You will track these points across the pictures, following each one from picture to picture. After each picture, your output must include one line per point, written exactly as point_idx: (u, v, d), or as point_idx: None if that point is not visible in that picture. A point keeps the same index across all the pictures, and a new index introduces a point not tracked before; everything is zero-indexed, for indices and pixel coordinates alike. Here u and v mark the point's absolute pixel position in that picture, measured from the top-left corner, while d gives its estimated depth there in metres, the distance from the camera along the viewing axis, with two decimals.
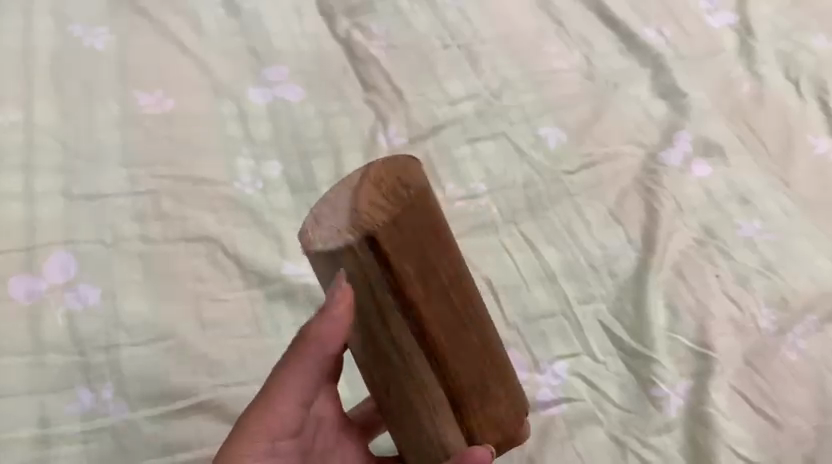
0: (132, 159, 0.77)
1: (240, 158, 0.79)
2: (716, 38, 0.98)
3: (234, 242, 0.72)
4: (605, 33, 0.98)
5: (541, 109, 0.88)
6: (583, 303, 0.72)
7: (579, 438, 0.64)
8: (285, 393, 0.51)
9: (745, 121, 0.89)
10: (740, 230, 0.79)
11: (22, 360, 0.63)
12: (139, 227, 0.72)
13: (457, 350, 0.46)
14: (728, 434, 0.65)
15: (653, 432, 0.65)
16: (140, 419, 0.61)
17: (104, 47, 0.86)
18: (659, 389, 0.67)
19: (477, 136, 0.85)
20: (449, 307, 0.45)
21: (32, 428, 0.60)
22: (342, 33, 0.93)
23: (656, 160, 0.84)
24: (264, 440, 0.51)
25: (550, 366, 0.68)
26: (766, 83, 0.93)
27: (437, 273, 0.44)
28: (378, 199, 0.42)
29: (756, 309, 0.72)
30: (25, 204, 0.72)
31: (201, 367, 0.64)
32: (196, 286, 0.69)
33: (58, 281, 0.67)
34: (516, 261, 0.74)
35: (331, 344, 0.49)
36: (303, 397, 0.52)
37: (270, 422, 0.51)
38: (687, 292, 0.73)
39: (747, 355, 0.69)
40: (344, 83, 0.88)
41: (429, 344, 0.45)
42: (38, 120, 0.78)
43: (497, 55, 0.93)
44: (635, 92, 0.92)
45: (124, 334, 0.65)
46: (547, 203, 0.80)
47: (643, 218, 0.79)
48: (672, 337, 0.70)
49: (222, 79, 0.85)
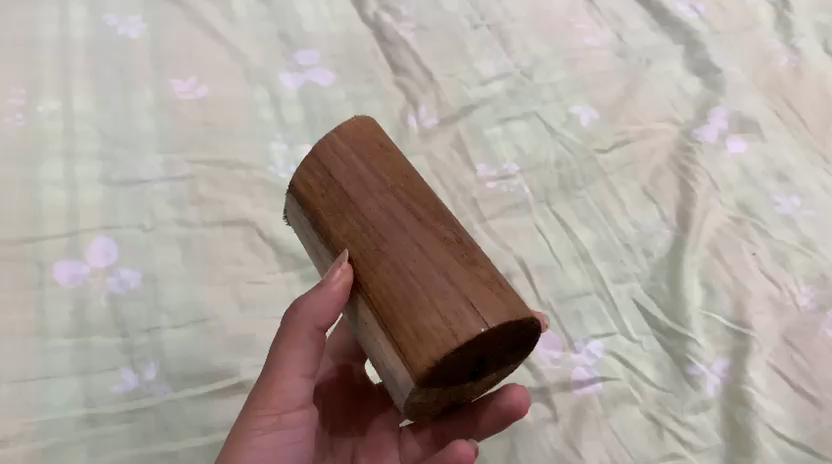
0: (168, 146, 0.78)
1: (273, 143, 0.80)
2: (752, 11, 0.97)
3: (270, 225, 0.73)
4: (637, 10, 0.97)
5: (573, 87, 0.88)
6: (619, 283, 0.72)
7: (615, 418, 0.64)
8: (286, 367, 0.52)
9: (783, 95, 0.88)
10: (779, 207, 0.78)
11: (67, 342, 0.64)
12: (177, 212, 0.73)
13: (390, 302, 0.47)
14: (767, 412, 0.64)
15: (689, 411, 0.64)
16: (184, 400, 0.63)
17: (138, 36, 0.87)
18: (695, 368, 0.66)
19: (508, 116, 0.84)
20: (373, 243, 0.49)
21: (80, 407, 0.61)
22: (372, 16, 0.93)
23: (691, 137, 0.83)
24: (272, 413, 0.52)
25: (585, 346, 0.68)
26: (804, 56, 0.92)
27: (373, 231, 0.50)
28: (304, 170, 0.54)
29: (795, 288, 0.71)
30: (66, 190, 0.73)
31: (241, 348, 0.66)
32: (234, 269, 0.70)
33: (100, 266, 0.69)
34: (549, 241, 0.74)
35: (323, 320, 0.52)
36: (304, 371, 0.53)
37: (277, 396, 0.52)
38: (723, 270, 0.72)
39: (786, 334, 0.68)
40: (374, 67, 0.88)
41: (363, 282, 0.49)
42: (77, 109, 0.80)
43: (527, 34, 0.93)
44: (668, 69, 0.90)
45: (166, 317, 0.66)
46: (580, 182, 0.79)
47: (678, 196, 0.78)
48: (708, 316, 0.69)
49: (254, 64, 0.86)
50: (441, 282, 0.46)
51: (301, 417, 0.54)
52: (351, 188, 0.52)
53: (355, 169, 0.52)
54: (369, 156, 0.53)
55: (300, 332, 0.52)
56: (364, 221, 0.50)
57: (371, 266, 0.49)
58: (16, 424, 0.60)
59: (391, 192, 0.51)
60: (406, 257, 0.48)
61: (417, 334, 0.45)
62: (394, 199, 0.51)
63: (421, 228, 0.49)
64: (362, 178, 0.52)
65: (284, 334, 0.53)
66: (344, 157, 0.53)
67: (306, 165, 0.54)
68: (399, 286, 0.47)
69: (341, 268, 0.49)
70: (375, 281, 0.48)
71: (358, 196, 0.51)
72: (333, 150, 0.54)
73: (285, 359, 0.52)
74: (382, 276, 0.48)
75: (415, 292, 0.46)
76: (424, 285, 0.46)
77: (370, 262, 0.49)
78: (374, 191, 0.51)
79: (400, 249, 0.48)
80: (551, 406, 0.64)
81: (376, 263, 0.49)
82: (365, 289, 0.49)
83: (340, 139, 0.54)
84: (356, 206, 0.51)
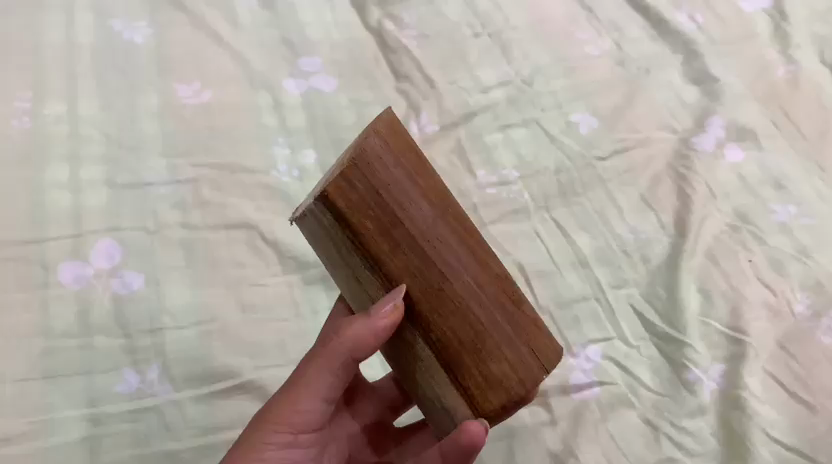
0: (172, 150, 0.79)
1: (276, 147, 0.81)
2: (750, 22, 0.98)
3: (272, 229, 0.74)
4: (636, 20, 0.98)
5: (572, 95, 0.89)
6: (617, 288, 0.72)
7: (613, 422, 0.64)
8: (309, 388, 0.53)
9: (780, 105, 0.89)
10: (775, 215, 0.79)
11: (70, 342, 0.65)
12: (180, 215, 0.74)
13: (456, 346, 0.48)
14: (763, 417, 0.65)
15: (686, 416, 0.65)
16: (185, 401, 0.63)
17: (143, 40, 0.88)
18: (692, 374, 0.67)
19: (509, 123, 0.85)
20: (435, 284, 0.48)
21: (83, 407, 0.62)
22: (374, 23, 0.94)
23: (689, 145, 0.84)
24: (286, 431, 0.53)
25: (583, 350, 0.68)
26: (801, 66, 0.93)
27: (434, 271, 0.48)
28: (343, 183, 0.47)
29: (791, 295, 0.72)
30: (71, 193, 0.74)
31: (243, 350, 0.66)
32: (236, 272, 0.71)
33: (104, 267, 0.69)
34: (548, 247, 0.75)
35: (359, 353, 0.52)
36: (327, 394, 0.54)
37: (294, 415, 0.53)
38: (720, 277, 0.73)
39: (783, 340, 0.69)
40: (376, 73, 0.89)
41: (422, 319, 0.49)
42: (82, 113, 0.81)
43: (528, 42, 0.94)
44: (667, 78, 0.91)
45: (168, 318, 0.67)
46: (579, 189, 0.80)
47: (676, 203, 0.79)
48: (705, 322, 0.70)
49: (258, 70, 0.87)
50: (509, 326, 0.48)
51: (310, 438, 0.56)
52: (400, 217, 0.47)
53: (402, 194, 0.47)
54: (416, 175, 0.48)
55: (331, 359, 0.53)
56: (421, 258, 0.48)
57: (432, 305, 0.48)
58: (20, 423, 0.61)
59: (445, 223, 0.48)
60: (469, 298, 0.48)
61: (487, 379, 0.48)
62: (450, 232, 0.48)
63: (480, 266, 0.49)
64: (415, 206, 0.48)
65: (315, 354, 0.53)
66: (389, 175, 0.47)
67: (347, 180, 0.47)
68: (468, 331, 0.48)
69: (395, 304, 0.48)
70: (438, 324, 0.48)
71: (414, 228, 0.48)
72: (372, 163, 0.47)
73: (311, 379, 0.53)
74: (446, 318, 0.48)
75: (482, 337, 0.48)
76: (489, 330, 0.48)
77: (431, 304, 0.48)
78: (427, 220, 0.48)
79: (465, 292, 0.48)
80: (550, 410, 0.65)
81: (439, 304, 0.48)
82: (425, 328, 0.49)
83: (380, 149, 0.47)
84: (410, 239, 0.48)
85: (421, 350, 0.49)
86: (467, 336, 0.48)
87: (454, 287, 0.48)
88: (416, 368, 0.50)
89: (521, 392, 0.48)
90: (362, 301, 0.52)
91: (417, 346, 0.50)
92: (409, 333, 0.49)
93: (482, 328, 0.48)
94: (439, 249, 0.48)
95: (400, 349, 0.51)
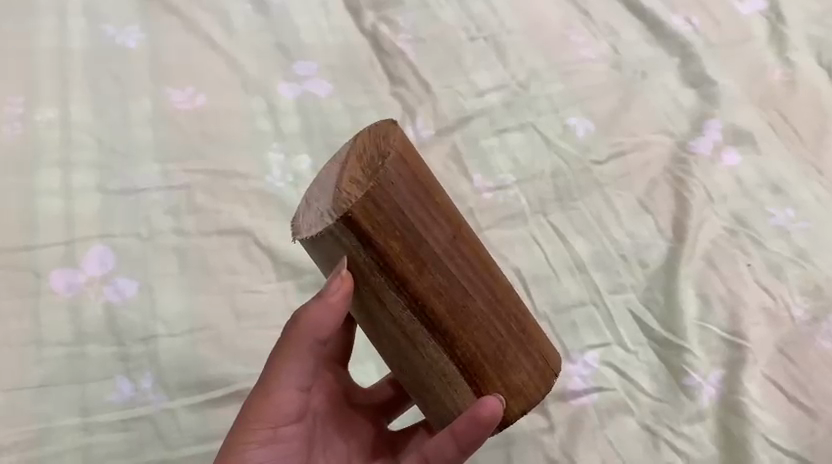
0: (166, 155, 0.78)
1: (271, 153, 0.80)
2: (746, 24, 0.98)
3: (267, 235, 0.73)
4: (633, 23, 0.98)
5: (568, 99, 0.88)
6: (615, 293, 0.72)
7: (611, 428, 0.64)
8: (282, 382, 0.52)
9: (777, 108, 0.89)
10: (773, 219, 0.78)
11: (62, 351, 0.64)
12: (173, 221, 0.73)
13: (480, 360, 0.49)
14: (762, 423, 0.64)
15: (685, 422, 0.64)
16: (178, 409, 0.62)
17: (137, 46, 0.88)
18: (691, 379, 0.66)
19: (505, 127, 0.85)
20: (458, 301, 0.48)
21: (75, 416, 0.61)
22: (369, 27, 0.93)
23: (686, 149, 0.84)
24: (266, 426, 0.52)
25: (581, 356, 0.68)
26: (798, 68, 0.93)
27: (458, 289, 0.48)
28: (369, 203, 0.45)
29: (790, 299, 0.72)
30: (63, 199, 0.73)
31: (237, 357, 0.66)
32: (230, 278, 0.70)
33: (96, 275, 0.68)
34: (545, 251, 0.75)
35: (323, 334, 0.51)
36: (300, 383, 0.53)
37: (274, 410, 0.52)
38: (718, 281, 0.72)
39: (781, 345, 0.69)
40: (371, 78, 0.88)
41: (448, 336, 0.49)
42: (75, 118, 0.80)
43: (524, 46, 0.94)
44: (663, 82, 0.91)
45: (162, 326, 0.66)
46: (576, 193, 0.79)
47: (673, 207, 0.78)
48: (703, 327, 0.69)
49: (252, 75, 0.87)
50: (522, 337, 0.51)
51: (292, 431, 0.54)
52: (426, 236, 0.47)
53: (427, 213, 0.47)
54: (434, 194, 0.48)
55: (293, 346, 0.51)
56: (447, 276, 0.48)
57: (459, 323, 0.49)
58: (10, 433, 0.60)
59: (464, 241, 0.49)
60: (489, 313, 0.50)
61: (508, 389, 0.51)
62: (469, 249, 0.49)
63: (494, 283, 0.50)
64: (438, 227, 0.48)
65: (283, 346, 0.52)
66: (414, 195, 0.46)
67: (376, 200, 0.45)
68: (490, 344, 0.50)
69: (341, 278, 0.47)
70: (461, 340, 0.49)
71: (439, 247, 0.47)
72: (397, 183, 0.46)
73: (278, 372, 0.52)
74: (472, 334, 0.49)
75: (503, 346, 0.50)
76: (507, 341, 0.50)
77: (456, 322, 0.48)
78: (449, 239, 0.48)
79: (484, 307, 0.49)
80: (548, 416, 0.64)
81: (465, 321, 0.49)
82: (450, 345, 0.49)
83: (402, 168, 0.46)
84: (435, 258, 0.47)
85: (442, 365, 0.49)
86: (489, 349, 0.50)
87: (476, 303, 0.49)
88: (437, 384, 0.50)
89: (538, 396, 0.52)
90: (374, 323, 0.50)
91: (440, 363, 0.49)
92: (434, 351, 0.49)
93: (501, 341, 0.50)
94: (462, 266, 0.48)
95: (417, 369, 0.50)
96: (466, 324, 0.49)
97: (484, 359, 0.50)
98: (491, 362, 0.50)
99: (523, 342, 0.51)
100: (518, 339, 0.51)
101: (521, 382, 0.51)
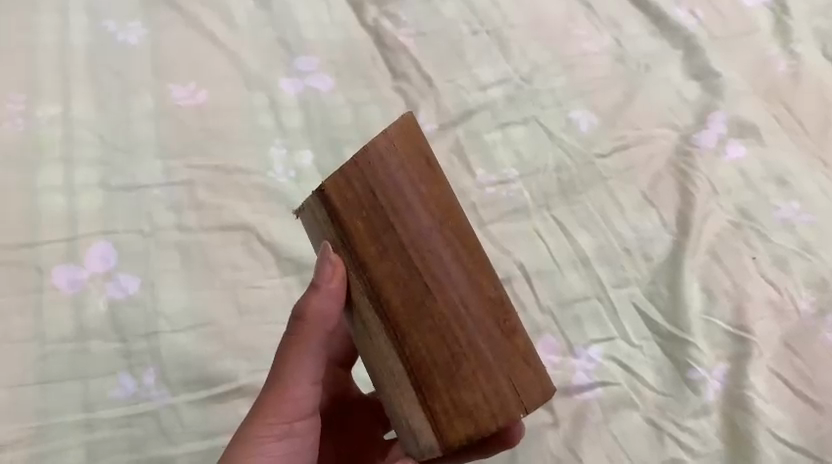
0: (167, 151, 0.78)
1: (273, 148, 0.80)
2: (751, 16, 0.98)
3: (269, 230, 0.73)
4: (636, 15, 0.97)
5: (572, 92, 0.88)
6: (619, 287, 0.71)
7: (615, 422, 0.63)
8: (295, 375, 0.52)
9: (782, 100, 0.89)
10: (778, 212, 0.78)
11: (65, 347, 0.64)
12: (176, 217, 0.73)
13: (428, 364, 0.44)
14: (768, 417, 0.63)
15: (689, 416, 0.64)
16: (182, 405, 0.62)
17: (138, 42, 0.88)
18: (695, 372, 0.66)
19: (507, 121, 0.84)
20: (418, 292, 0.45)
21: (79, 412, 0.61)
22: (371, 22, 0.93)
23: (690, 142, 0.83)
24: (283, 422, 0.52)
25: (585, 351, 0.67)
26: (803, 60, 0.93)
27: (420, 279, 0.44)
28: (342, 181, 0.46)
29: (795, 292, 0.71)
30: (66, 196, 0.73)
31: (239, 353, 0.66)
32: (232, 274, 0.70)
33: (99, 271, 0.68)
34: (549, 246, 0.74)
35: (331, 321, 0.51)
36: (314, 376, 0.53)
37: (288, 403, 0.52)
38: (723, 275, 0.72)
39: (787, 339, 0.68)
40: (373, 72, 0.88)
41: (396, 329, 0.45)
42: (77, 115, 0.80)
43: (526, 40, 0.93)
44: (667, 74, 0.90)
45: (165, 322, 0.66)
46: (579, 186, 0.79)
47: (677, 201, 0.78)
48: (708, 320, 0.69)
49: (254, 70, 0.86)
50: (490, 351, 0.44)
51: (307, 425, 0.54)
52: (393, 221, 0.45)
53: (402, 195, 0.45)
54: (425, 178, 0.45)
55: (305, 341, 0.52)
56: (411, 265, 0.45)
57: (411, 318, 0.45)
58: (14, 429, 0.60)
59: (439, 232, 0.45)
60: (452, 312, 0.44)
61: (457, 406, 0.44)
62: (444, 240, 0.45)
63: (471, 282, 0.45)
64: (414, 212, 0.45)
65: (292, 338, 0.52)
66: (395, 174, 0.45)
67: (347, 177, 0.45)
68: (443, 347, 0.44)
69: (332, 263, 0.47)
70: (415, 337, 0.44)
71: (407, 236, 0.45)
72: (375, 160, 0.45)
73: (294, 366, 0.52)
74: (423, 332, 0.44)
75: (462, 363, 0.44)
76: (466, 352, 0.44)
77: (412, 315, 0.45)
78: (428, 229, 0.45)
79: (444, 304, 0.44)
80: (551, 411, 0.64)
81: (419, 317, 0.44)
82: (400, 339, 0.45)
83: (389, 145, 0.45)
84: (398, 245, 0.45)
85: (393, 363, 0.46)
86: (441, 352, 0.44)
87: (437, 301, 0.44)
88: (387, 382, 0.46)
89: (492, 427, 0.44)
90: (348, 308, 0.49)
91: (390, 360, 0.46)
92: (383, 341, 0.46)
93: (457, 346, 0.44)
94: (432, 257, 0.45)
95: (375, 362, 0.47)
96: (422, 318, 0.44)
97: (431, 364, 0.44)
98: (442, 369, 0.44)
99: (490, 354, 0.44)
100: (484, 347, 0.44)
101: (471, 401, 0.44)
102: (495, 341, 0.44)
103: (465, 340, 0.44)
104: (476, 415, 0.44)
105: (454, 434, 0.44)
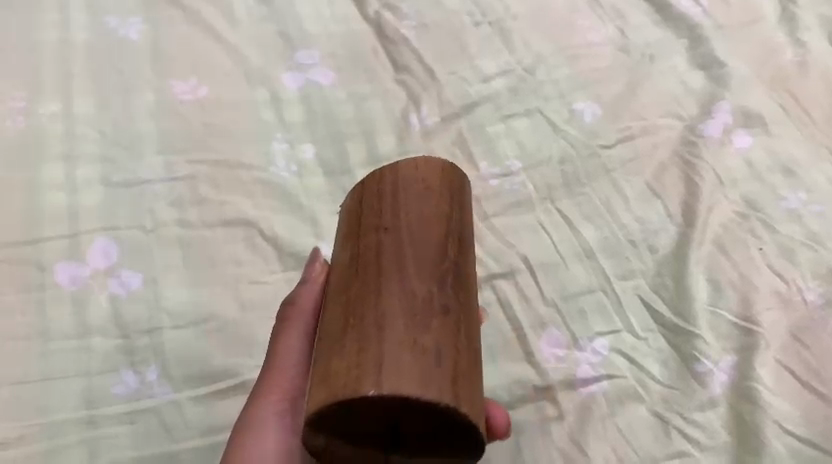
0: (169, 147, 0.78)
1: (274, 143, 0.79)
2: (757, 6, 0.98)
3: (272, 225, 0.72)
4: (640, 5, 0.97)
5: (575, 84, 0.87)
6: (623, 279, 0.71)
7: (621, 416, 0.62)
8: (285, 349, 0.58)
9: (789, 89, 0.88)
10: (785, 202, 0.77)
11: (68, 344, 0.64)
12: (177, 213, 0.73)
13: (365, 324, 0.43)
14: (775, 409, 0.62)
15: (696, 408, 0.63)
16: (184, 401, 0.62)
17: (138, 37, 0.88)
18: (701, 365, 0.65)
19: (511, 113, 0.84)
20: (374, 274, 0.46)
21: (81, 409, 0.61)
22: (373, 15, 0.93)
23: (696, 132, 0.82)
24: (281, 394, 0.57)
25: (590, 343, 0.67)
26: (810, 49, 0.93)
27: (380, 270, 0.46)
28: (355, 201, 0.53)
29: (803, 284, 0.70)
30: (67, 193, 0.73)
31: (241, 347, 0.65)
32: (234, 270, 0.70)
33: (100, 268, 0.68)
34: (552, 238, 0.73)
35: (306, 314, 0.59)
36: (299, 357, 0.57)
37: (282, 379, 0.57)
38: (730, 266, 0.71)
39: (794, 330, 0.67)
40: (375, 66, 0.88)
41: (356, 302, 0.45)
42: (78, 112, 0.80)
43: (529, 31, 0.92)
44: (671, 64, 0.90)
45: (167, 318, 0.66)
46: (583, 178, 0.78)
47: (682, 192, 0.77)
48: (714, 312, 0.68)
49: (256, 65, 0.86)
50: (435, 336, 0.43)
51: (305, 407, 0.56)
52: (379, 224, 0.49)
53: (391, 203, 0.50)
54: (427, 195, 0.51)
55: (292, 318, 0.59)
56: (375, 254, 0.47)
57: (361, 290, 0.46)
58: (15, 427, 0.60)
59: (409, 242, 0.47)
60: (396, 297, 0.44)
61: (372, 364, 0.41)
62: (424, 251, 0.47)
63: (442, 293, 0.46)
64: (392, 230, 0.48)
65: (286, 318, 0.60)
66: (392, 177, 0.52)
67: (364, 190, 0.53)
68: (380, 317, 0.43)
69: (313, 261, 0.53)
70: (359, 310, 0.44)
71: (383, 246, 0.48)
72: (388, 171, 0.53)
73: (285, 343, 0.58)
74: (370, 308, 0.44)
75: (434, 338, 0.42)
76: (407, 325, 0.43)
77: (362, 295, 0.45)
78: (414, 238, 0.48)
79: (399, 290, 0.45)
80: (556, 404, 0.63)
81: (365, 297, 0.45)
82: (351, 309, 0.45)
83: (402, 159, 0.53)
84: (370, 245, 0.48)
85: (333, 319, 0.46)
86: (380, 321, 0.43)
87: (388, 290, 0.45)
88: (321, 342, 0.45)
89: (407, 394, 0.40)
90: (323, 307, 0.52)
91: (329, 324, 0.46)
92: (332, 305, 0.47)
93: (399, 314, 0.43)
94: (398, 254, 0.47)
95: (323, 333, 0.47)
96: (373, 297, 0.45)
97: (373, 323, 0.43)
98: (382, 329, 0.43)
99: (420, 337, 0.42)
100: (411, 331, 0.43)
101: (392, 364, 0.41)
102: (432, 329, 0.43)
103: (407, 317, 0.43)
104: (390, 380, 0.40)
105: (362, 395, 0.40)
